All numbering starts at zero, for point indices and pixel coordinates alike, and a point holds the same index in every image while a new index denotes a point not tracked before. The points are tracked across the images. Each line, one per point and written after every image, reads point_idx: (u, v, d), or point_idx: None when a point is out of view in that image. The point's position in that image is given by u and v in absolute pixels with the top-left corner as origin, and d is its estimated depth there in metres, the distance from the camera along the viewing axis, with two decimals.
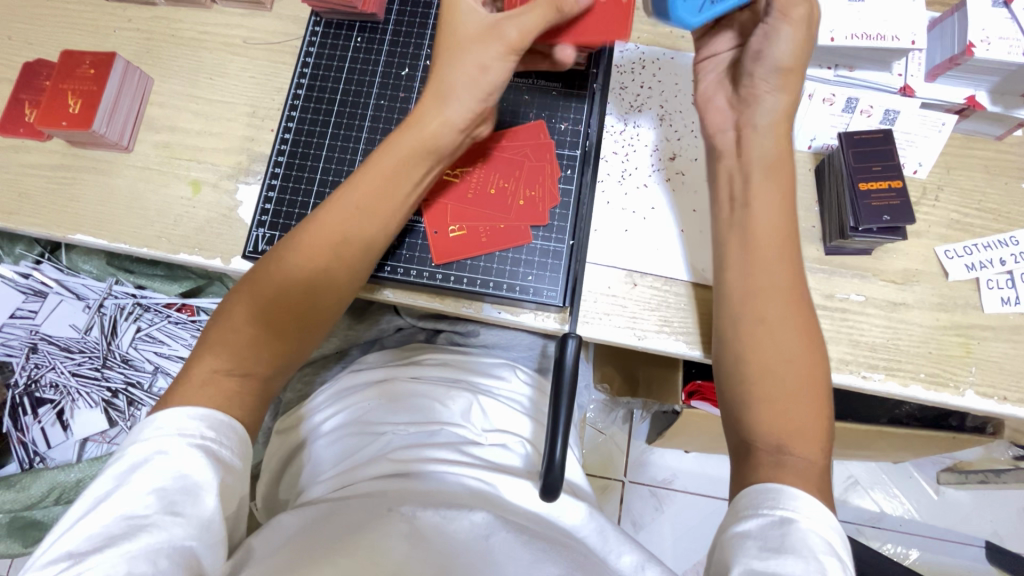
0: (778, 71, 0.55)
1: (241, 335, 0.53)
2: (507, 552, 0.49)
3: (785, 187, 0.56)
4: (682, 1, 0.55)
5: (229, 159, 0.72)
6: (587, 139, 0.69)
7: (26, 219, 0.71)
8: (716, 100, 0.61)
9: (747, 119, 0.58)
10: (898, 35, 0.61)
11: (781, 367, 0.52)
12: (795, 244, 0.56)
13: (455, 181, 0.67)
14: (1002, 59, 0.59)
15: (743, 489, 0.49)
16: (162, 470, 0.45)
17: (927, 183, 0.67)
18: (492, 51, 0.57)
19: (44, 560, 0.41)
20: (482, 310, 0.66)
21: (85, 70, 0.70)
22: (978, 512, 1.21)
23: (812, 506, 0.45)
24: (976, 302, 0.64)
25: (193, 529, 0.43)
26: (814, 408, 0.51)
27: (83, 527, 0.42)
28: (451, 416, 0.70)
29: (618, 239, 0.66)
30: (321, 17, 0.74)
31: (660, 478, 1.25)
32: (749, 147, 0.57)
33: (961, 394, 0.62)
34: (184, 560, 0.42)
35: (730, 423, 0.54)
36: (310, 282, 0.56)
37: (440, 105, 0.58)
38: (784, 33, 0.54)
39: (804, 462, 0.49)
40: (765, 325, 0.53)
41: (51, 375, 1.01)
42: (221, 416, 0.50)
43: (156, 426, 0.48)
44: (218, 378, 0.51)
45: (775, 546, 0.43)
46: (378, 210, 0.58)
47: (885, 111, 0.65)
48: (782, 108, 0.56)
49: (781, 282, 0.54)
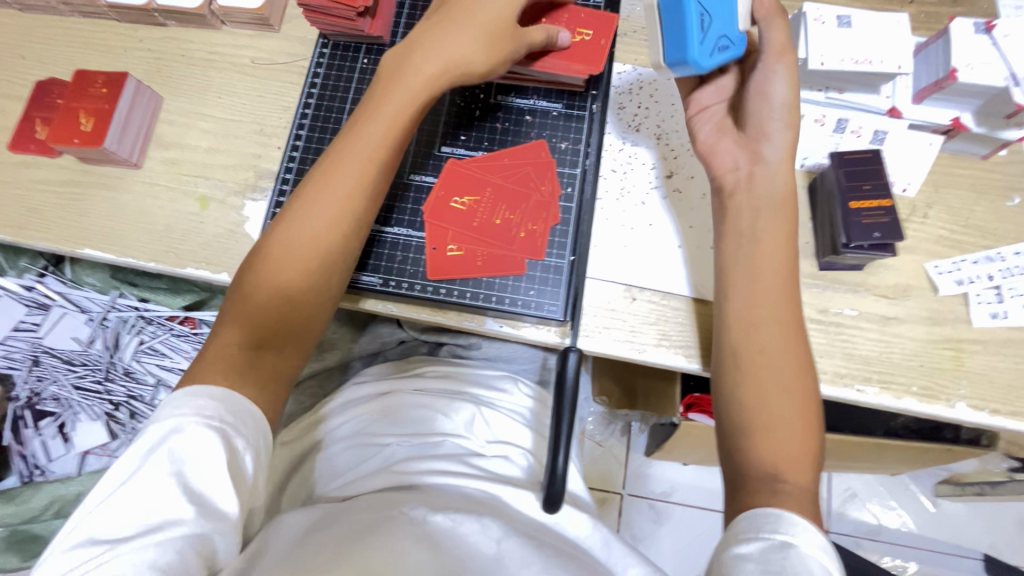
0: (784, 107, 0.58)
1: (255, 308, 0.56)
2: (515, 555, 0.50)
3: (792, 221, 0.58)
4: (698, 44, 0.56)
5: (237, 176, 0.73)
6: (587, 158, 0.71)
7: (36, 234, 0.72)
8: (722, 144, 0.62)
9: (759, 152, 0.59)
10: (885, 59, 0.64)
11: (780, 396, 0.53)
12: (792, 263, 0.58)
13: (462, 209, 0.69)
14: (983, 83, 0.62)
15: (739, 513, 0.50)
16: (179, 453, 0.46)
17: (916, 202, 0.69)
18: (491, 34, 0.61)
19: (73, 539, 0.43)
20: (484, 324, 0.68)
21: (98, 89, 0.72)
22: (973, 523, 1.22)
23: (811, 532, 0.46)
24: (966, 316, 0.66)
25: (212, 519, 0.44)
26: (807, 434, 0.53)
27: (110, 511, 0.44)
28: (453, 427, 0.72)
29: (618, 254, 0.68)
30: (329, 39, 0.76)
31: (659, 490, 1.26)
32: (759, 180, 0.59)
33: (953, 406, 0.64)
34: (205, 550, 0.43)
35: (727, 449, 0.55)
36: (294, 294, 0.57)
37: (404, 98, 0.61)
38: (779, 74, 0.58)
39: (798, 490, 0.50)
40: (763, 357, 0.55)
41: (54, 388, 1.01)
42: (240, 404, 0.50)
43: (177, 406, 0.48)
44: (230, 351, 0.54)
45: (776, 570, 0.44)
46: (372, 175, 0.60)
47: (873, 131, 0.68)
48: (789, 144, 0.59)
49: (781, 307, 0.56)
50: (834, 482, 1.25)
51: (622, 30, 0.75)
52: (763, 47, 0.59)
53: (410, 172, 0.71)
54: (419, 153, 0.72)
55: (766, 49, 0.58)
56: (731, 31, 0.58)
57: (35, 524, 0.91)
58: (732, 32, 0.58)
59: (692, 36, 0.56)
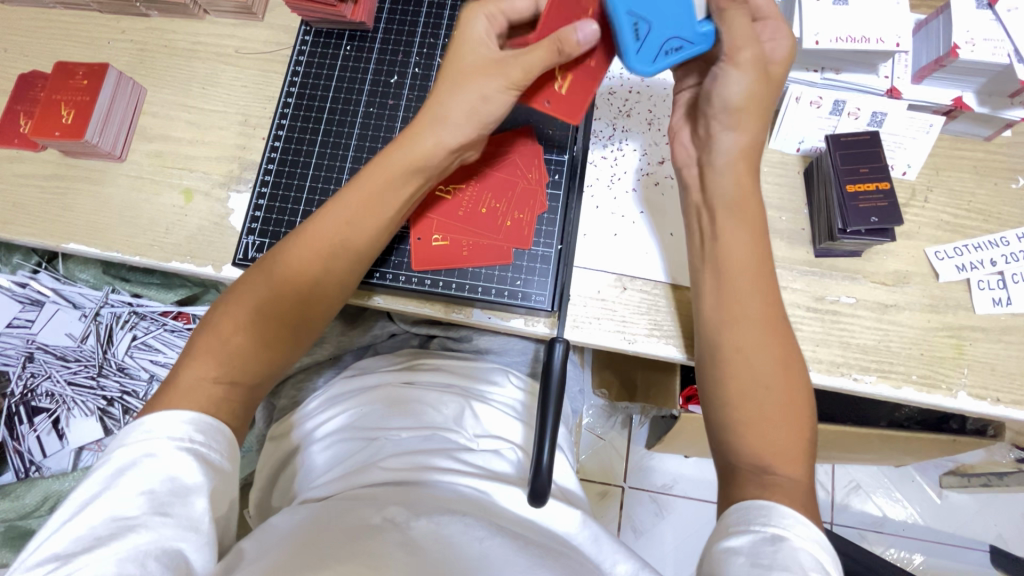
0: (728, 111, 0.55)
1: (233, 342, 0.54)
2: (499, 555, 0.48)
3: (753, 224, 0.56)
4: (635, 54, 0.56)
5: (221, 168, 0.72)
6: (575, 143, 0.70)
7: (20, 229, 0.72)
8: (682, 134, 0.62)
9: (706, 156, 0.58)
10: (883, 37, 0.61)
11: (759, 395, 0.51)
12: (766, 257, 0.56)
13: (448, 198, 0.68)
14: (985, 61, 0.59)
15: (731, 506, 0.49)
16: (150, 472, 0.45)
17: (916, 184, 0.67)
18: (494, 84, 0.56)
19: (31, 561, 0.41)
20: (472, 316, 0.66)
21: (78, 81, 0.71)
22: (981, 515, 1.20)
23: (803, 525, 0.45)
24: (968, 303, 0.64)
25: (182, 530, 0.43)
26: (797, 431, 0.51)
27: (69, 529, 0.42)
28: (443, 422, 0.71)
29: (608, 243, 0.67)
30: (311, 26, 0.75)
31: (660, 483, 1.25)
32: (710, 184, 0.58)
33: (954, 396, 0.62)
34: (173, 561, 0.42)
35: (717, 445, 0.53)
36: (299, 297, 0.56)
37: (435, 123, 0.58)
38: (733, 77, 0.54)
39: (792, 483, 0.48)
40: (741, 353, 0.53)
41: (48, 384, 1.02)
42: (210, 420, 0.50)
43: (143, 428, 0.47)
44: (206, 386, 0.51)
45: (766, 562, 0.42)
46: (386, 200, 0.58)
47: (872, 112, 0.65)
48: (737, 147, 0.56)
49: (766, 303, 0.54)
50: (838, 473, 1.23)
51: None
52: (722, 47, 0.55)
53: None
54: None
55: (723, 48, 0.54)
56: (685, 30, 0.56)
57: (30, 519, 0.91)
58: (687, 31, 0.56)
59: (627, 46, 0.56)
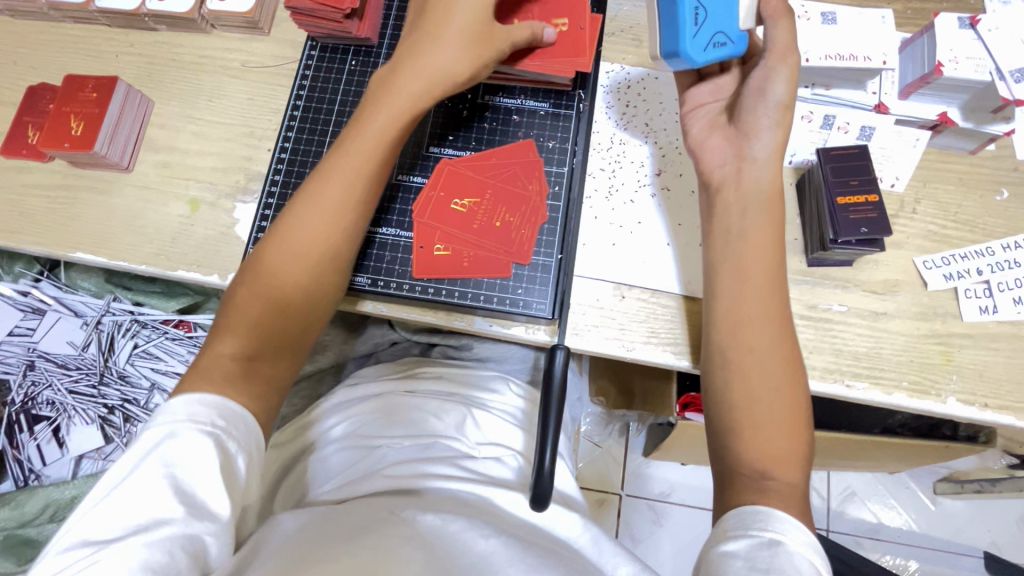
0: (777, 106, 0.58)
1: (245, 320, 0.56)
2: (503, 557, 0.49)
3: (776, 218, 0.58)
4: (692, 39, 0.57)
5: (227, 179, 0.74)
6: (574, 156, 0.71)
7: (28, 239, 0.73)
8: (711, 139, 0.62)
9: (746, 150, 0.59)
10: (870, 55, 0.64)
11: (767, 398, 0.53)
12: (779, 263, 0.57)
13: (462, 211, 0.69)
14: (969, 78, 0.62)
15: (728, 510, 0.50)
16: (173, 456, 0.46)
17: (905, 196, 0.69)
18: (451, 53, 0.60)
19: (61, 545, 0.42)
20: (474, 324, 0.68)
21: (88, 94, 0.73)
22: (974, 521, 1.22)
23: (799, 529, 0.46)
24: (956, 311, 0.66)
25: (207, 517, 0.44)
26: (795, 434, 0.53)
27: (99, 515, 0.43)
28: (446, 429, 0.72)
29: (606, 253, 0.68)
30: (317, 41, 0.77)
31: (657, 491, 1.26)
32: (747, 175, 0.59)
33: (943, 402, 0.64)
34: (195, 549, 0.43)
35: (716, 449, 0.55)
36: (304, 285, 0.58)
37: (410, 87, 0.61)
38: (780, 73, 0.57)
39: (786, 486, 0.50)
40: (750, 355, 0.55)
41: (49, 392, 1.02)
42: (229, 406, 0.51)
43: (167, 414, 0.48)
44: (228, 360, 0.54)
45: (764, 566, 0.43)
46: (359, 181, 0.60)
47: (862, 126, 0.68)
48: (778, 142, 0.58)
49: (768, 309, 0.56)
50: (833, 481, 1.25)
51: (609, 28, 0.76)
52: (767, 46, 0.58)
53: (398, 172, 0.71)
54: (408, 154, 0.72)
55: (768, 49, 0.58)
56: (730, 28, 0.58)
57: (30, 528, 0.91)
58: (731, 29, 0.58)
59: (686, 28, 0.57)
